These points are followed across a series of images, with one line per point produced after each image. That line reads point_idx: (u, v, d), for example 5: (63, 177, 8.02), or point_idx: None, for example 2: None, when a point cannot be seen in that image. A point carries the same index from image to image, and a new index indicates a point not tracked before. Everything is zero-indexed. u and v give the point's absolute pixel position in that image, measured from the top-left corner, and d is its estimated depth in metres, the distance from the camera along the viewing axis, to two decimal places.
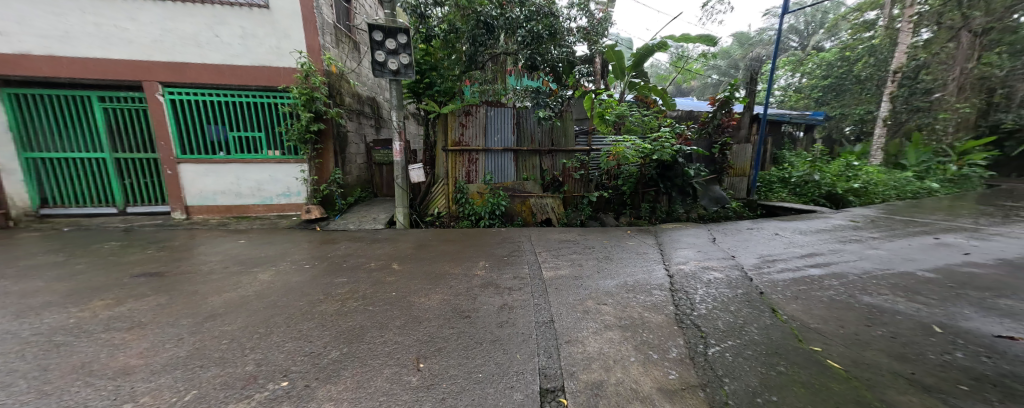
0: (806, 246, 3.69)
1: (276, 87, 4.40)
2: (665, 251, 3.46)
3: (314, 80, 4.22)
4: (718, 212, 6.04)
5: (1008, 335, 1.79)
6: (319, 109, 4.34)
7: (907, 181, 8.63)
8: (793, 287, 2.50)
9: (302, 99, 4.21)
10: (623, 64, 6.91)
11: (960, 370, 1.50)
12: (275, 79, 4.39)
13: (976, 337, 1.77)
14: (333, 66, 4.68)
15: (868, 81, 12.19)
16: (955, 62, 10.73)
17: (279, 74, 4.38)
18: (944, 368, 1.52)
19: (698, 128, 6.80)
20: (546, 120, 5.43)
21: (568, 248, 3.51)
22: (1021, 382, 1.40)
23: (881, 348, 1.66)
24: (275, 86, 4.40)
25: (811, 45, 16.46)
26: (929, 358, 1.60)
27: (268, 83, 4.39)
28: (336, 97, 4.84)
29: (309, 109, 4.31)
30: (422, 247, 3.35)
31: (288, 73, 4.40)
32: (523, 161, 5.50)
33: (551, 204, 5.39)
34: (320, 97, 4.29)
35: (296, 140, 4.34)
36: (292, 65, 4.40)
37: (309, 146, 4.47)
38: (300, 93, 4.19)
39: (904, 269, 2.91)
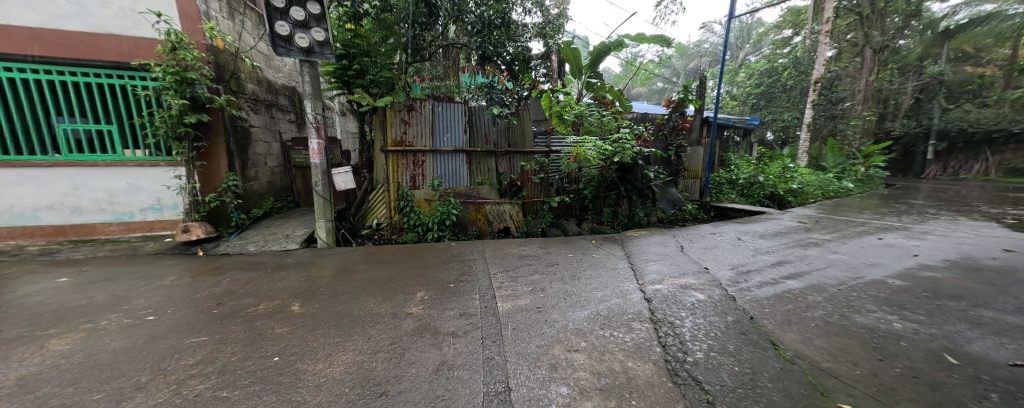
0: (772, 252, 3.55)
1: (131, 64, 3.41)
2: (636, 265, 3.08)
3: (186, 56, 3.21)
4: (675, 214, 5.99)
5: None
6: (199, 95, 3.39)
7: (830, 182, 9.46)
8: (779, 308, 2.20)
9: (170, 81, 3.18)
10: (580, 63, 6.69)
11: None
12: (127, 52, 3.40)
13: (1000, 368, 1.51)
14: (221, 40, 3.75)
15: (793, 90, 13.51)
16: (861, 75, 12.13)
17: (133, 45, 3.39)
18: None
19: (654, 129, 6.64)
20: (502, 119, 4.93)
21: (529, 266, 2.97)
22: None
23: (914, 397, 1.33)
24: (129, 62, 3.41)
25: (742, 58, 17.99)
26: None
27: (119, 58, 3.38)
28: (228, 82, 3.90)
29: (181, 94, 3.29)
30: (343, 273, 2.61)
31: (150, 46, 3.45)
32: (478, 164, 4.93)
33: (509, 210, 4.88)
34: (197, 78, 3.30)
35: (165, 136, 3.32)
36: (155, 36, 3.46)
37: (186, 143, 3.44)
38: (167, 72, 3.16)
39: (874, 277, 2.78)
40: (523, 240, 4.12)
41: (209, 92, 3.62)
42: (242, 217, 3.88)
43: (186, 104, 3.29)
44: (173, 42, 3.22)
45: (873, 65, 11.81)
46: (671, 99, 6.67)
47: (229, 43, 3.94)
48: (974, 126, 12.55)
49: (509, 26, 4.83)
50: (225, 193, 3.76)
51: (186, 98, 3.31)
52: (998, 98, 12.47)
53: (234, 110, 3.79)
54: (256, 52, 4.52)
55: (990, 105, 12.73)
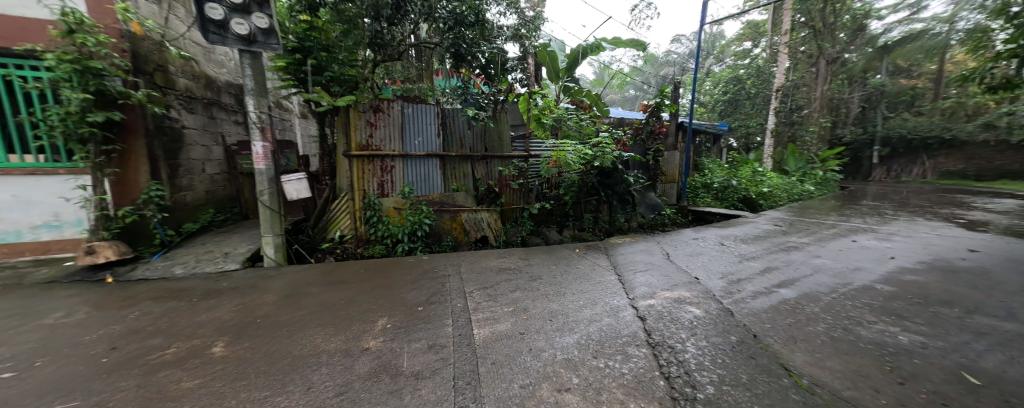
0: (757, 259, 3.55)
1: (15, 50, 2.95)
2: (623, 277, 2.89)
3: (87, 40, 2.76)
4: (655, 219, 5.99)
5: None
6: (109, 89, 2.91)
7: (794, 185, 9.84)
8: (779, 322, 2.08)
9: (65, 69, 2.71)
10: (556, 67, 6.54)
11: None
12: (10, 35, 2.96)
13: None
14: (138, 25, 3.25)
15: (756, 98, 14.11)
16: (817, 84, 12.87)
17: (18, 26, 2.97)
18: None
19: (632, 134, 6.56)
20: (478, 122, 4.67)
21: (511, 281, 2.70)
22: None
23: None
24: (10, 47, 2.94)
25: (707, 68, 18.78)
26: None
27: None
28: (151, 75, 3.40)
29: (83, 85, 2.82)
30: (289, 296, 2.17)
31: (39, 28, 3.03)
32: (453, 170, 4.62)
33: (487, 218, 4.60)
34: (102, 67, 2.83)
35: (62, 136, 2.83)
36: (48, 17, 3.05)
37: (91, 147, 2.96)
38: (61, 59, 2.70)
39: (863, 283, 2.81)
40: (503, 251, 3.85)
41: (124, 86, 3.12)
42: (169, 233, 3.39)
43: (88, 99, 2.81)
44: (69, 24, 2.78)
45: (827, 75, 12.58)
46: (648, 104, 6.67)
47: (150, 29, 3.44)
48: (913, 132, 13.68)
49: (484, 25, 4.64)
50: (146, 205, 3.25)
51: (90, 91, 2.85)
52: (932, 107, 13.70)
53: (157, 107, 3.30)
54: (188, 42, 4.01)
55: (926, 113, 13.95)
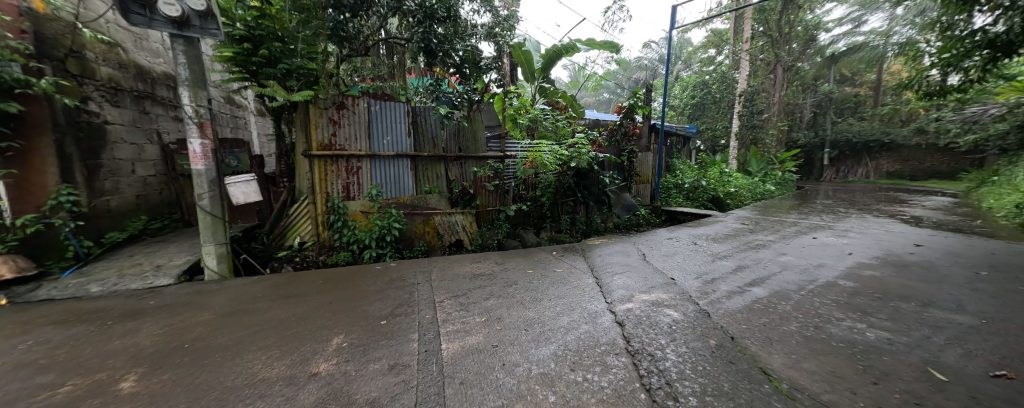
0: (729, 257, 3.65)
1: None
2: (601, 279, 2.84)
3: None
4: (631, 219, 6.07)
5: (996, 372, 1.57)
6: (4, 75, 2.53)
7: (757, 185, 10.35)
8: (755, 322, 2.12)
9: None
10: (531, 66, 6.49)
11: None
12: None
13: (986, 381, 1.49)
14: (42, 2, 2.88)
15: (721, 102, 14.75)
16: (775, 90, 13.66)
17: None
18: None
19: (607, 135, 6.62)
20: (451, 121, 4.51)
21: (486, 288, 2.55)
22: None
23: None
24: None
25: (675, 73, 19.48)
26: None
27: None
28: (62, 62, 3.06)
29: None
30: (228, 315, 1.89)
31: None
32: (426, 171, 4.41)
33: (462, 221, 4.38)
34: None
35: None
36: None
37: None
38: None
39: (827, 279, 2.99)
40: (480, 255, 3.72)
41: (25, 72, 2.76)
42: (85, 245, 3.03)
43: None
44: None
45: (784, 81, 13.39)
46: (622, 105, 6.75)
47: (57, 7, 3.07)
48: (858, 136, 14.85)
49: (456, 21, 4.50)
50: (55, 212, 2.90)
51: None
52: (873, 113, 14.95)
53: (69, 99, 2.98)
54: (110, 24, 3.63)
55: (868, 119, 15.21)
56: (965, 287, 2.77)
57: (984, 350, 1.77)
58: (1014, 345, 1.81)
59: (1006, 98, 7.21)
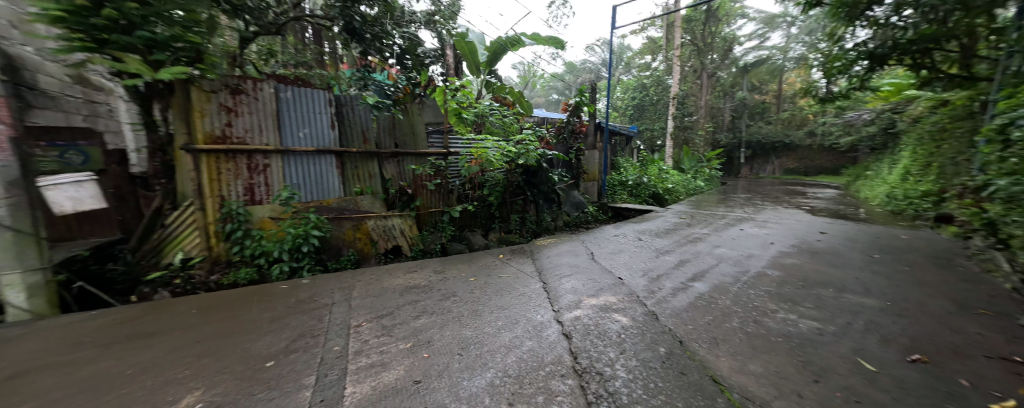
0: (670, 252, 3.81)
1: None
2: (549, 284, 2.69)
3: None
4: (580, 217, 6.13)
5: (911, 357, 1.81)
6: None
7: (689, 181, 11.21)
8: (701, 321, 2.16)
9: None
10: (476, 59, 6.16)
11: None
12: None
13: (906, 367, 1.72)
14: None
15: (658, 104, 15.81)
16: (702, 94, 14.99)
17: None
18: None
19: (555, 133, 6.54)
20: (384, 114, 4.04)
21: (419, 303, 2.20)
22: None
23: None
24: None
25: (616, 76, 20.49)
26: None
27: None
28: None
29: None
30: (28, 374, 1.34)
31: None
32: (355, 169, 3.86)
33: (400, 225, 3.89)
34: None
35: None
36: None
37: None
38: None
39: (757, 269, 3.25)
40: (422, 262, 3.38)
41: None
42: None
43: None
44: None
45: (709, 87, 14.73)
46: (569, 102, 6.73)
47: None
48: (767, 137, 16.96)
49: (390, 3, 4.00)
50: None
51: None
52: (778, 117, 17.20)
53: None
54: None
55: (774, 122, 17.50)
56: (865, 271, 3.23)
57: (896, 336, 2.05)
58: (917, 325, 2.21)
59: (875, 106, 8.68)
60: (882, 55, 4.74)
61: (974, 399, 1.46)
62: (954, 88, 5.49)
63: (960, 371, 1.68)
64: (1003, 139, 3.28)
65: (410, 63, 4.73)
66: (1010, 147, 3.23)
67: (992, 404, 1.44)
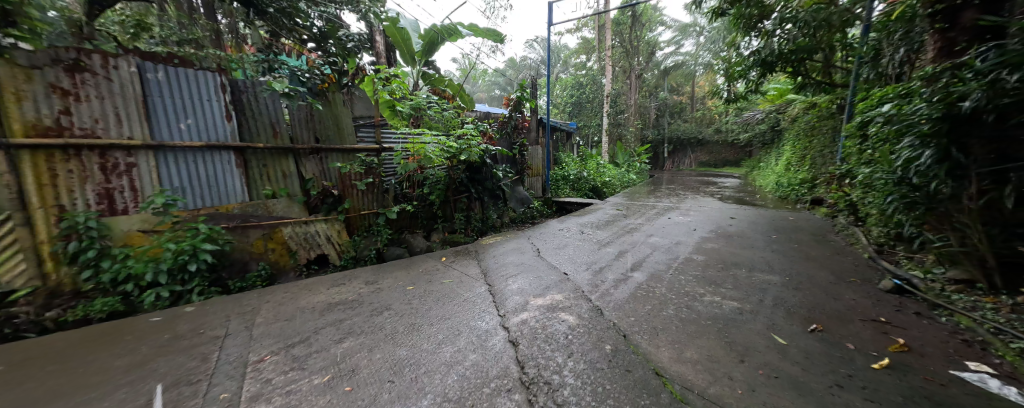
0: (611, 244, 3.94)
1: None
2: (494, 287, 2.56)
3: None
4: (525, 212, 6.13)
5: (809, 327, 2.06)
6: None
7: (623, 174, 12.01)
8: (641, 311, 2.23)
9: None
10: (410, 47, 5.72)
11: (852, 391, 1.46)
12: None
13: (808, 338, 1.93)
14: None
15: (593, 102, 16.65)
16: (631, 94, 16.16)
17: None
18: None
19: (497, 127, 6.38)
20: (299, 103, 3.46)
21: (343, 323, 1.88)
22: (881, 394, 1.44)
23: (792, 400, 1.39)
24: None
25: (555, 74, 21.11)
26: (825, 398, 1.41)
27: None
28: None
29: None
30: None
31: None
32: (263, 168, 3.25)
33: (324, 231, 3.42)
34: None
35: None
36: None
37: None
38: None
39: (685, 255, 3.51)
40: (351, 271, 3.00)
41: None
42: None
43: None
44: None
45: (637, 87, 15.92)
46: (510, 97, 6.62)
47: None
48: (685, 134, 18.96)
49: None
50: None
51: None
52: (693, 116, 19.32)
53: None
54: None
55: (690, 121, 19.66)
56: (768, 251, 3.69)
57: (797, 309, 2.32)
58: (811, 297, 2.53)
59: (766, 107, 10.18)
60: (766, 60, 5.53)
61: (860, 361, 1.70)
62: (816, 93, 6.64)
63: (846, 336, 1.96)
64: (860, 134, 3.99)
65: (331, 48, 4.16)
66: (865, 141, 3.93)
67: (872, 364, 1.67)
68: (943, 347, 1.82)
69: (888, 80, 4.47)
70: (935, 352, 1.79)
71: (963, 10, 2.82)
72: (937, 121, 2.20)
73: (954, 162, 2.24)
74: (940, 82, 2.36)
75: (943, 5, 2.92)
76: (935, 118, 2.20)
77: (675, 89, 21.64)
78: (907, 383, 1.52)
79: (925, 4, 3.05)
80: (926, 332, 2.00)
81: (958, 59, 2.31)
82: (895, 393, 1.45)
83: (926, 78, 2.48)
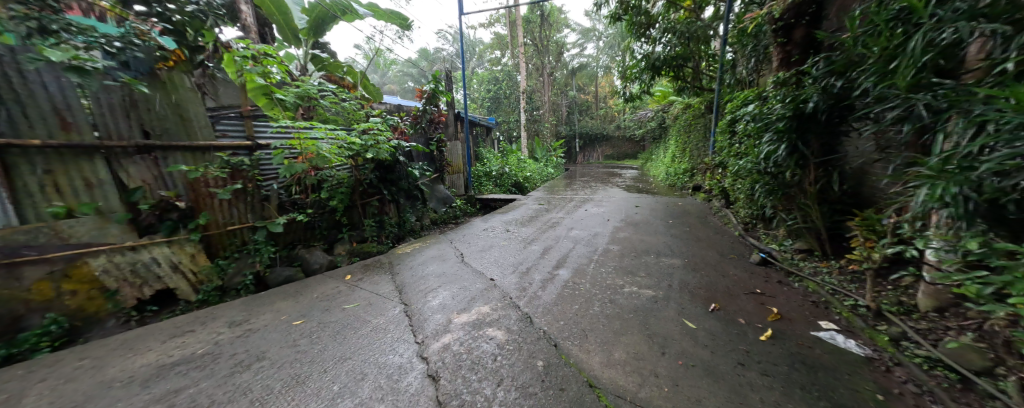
0: (536, 241, 3.91)
1: None
2: (411, 306, 2.23)
3: None
4: (446, 212, 5.78)
5: (709, 307, 2.27)
6: None
7: (543, 169, 12.43)
8: (568, 312, 2.19)
9: None
10: (291, 22, 4.80)
11: (752, 367, 1.60)
12: None
13: (710, 318, 2.12)
14: None
15: (510, 98, 16.86)
16: (545, 91, 16.82)
17: None
18: (751, 388, 1.45)
19: (411, 121, 5.83)
20: (107, 83, 2.45)
21: (180, 394, 1.35)
22: (772, 366, 1.61)
23: (709, 389, 1.45)
24: None
25: (471, 68, 20.74)
26: (733, 379, 1.51)
27: None
28: None
29: None
30: None
31: None
32: (44, 177, 2.22)
33: (167, 259, 2.59)
34: None
35: None
36: None
37: None
38: None
39: (603, 246, 3.67)
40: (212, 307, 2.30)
41: None
42: None
43: None
44: None
45: (550, 84, 16.64)
46: (423, 88, 6.10)
47: None
48: (593, 130, 20.65)
49: None
50: None
51: None
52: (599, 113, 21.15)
53: None
54: None
55: (596, 118, 21.49)
56: (668, 235, 4.12)
57: (697, 290, 2.57)
58: (706, 277, 2.84)
59: (656, 106, 11.63)
60: (654, 64, 6.23)
61: (751, 335, 1.91)
62: (691, 96, 7.79)
63: (737, 312, 2.21)
64: (728, 131, 4.73)
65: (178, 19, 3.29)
66: (732, 136, 4.68)
67: (761, 336, 1.89)
68: (802, 310, 2.19)
69: (743, 86, 5.41)
70: (798, 316, 2.12)
71: (795, 28, 3.49)
72: (787, 119, 2.62)
73: (799, 154, 2.71)
74: (788, 87, 2.83)
75: (782, 22, 3.56)
76: (788, 117, 2.62)
77: (582, 88, 23.37)
78: (787, 350, 1.74)
79: (769, 22, 3.71)
80: (789, 298, 2.39)
81: (800, 67, 2.80)
82: (780, 363, 1.64)
83: (778, 83, 2.97)
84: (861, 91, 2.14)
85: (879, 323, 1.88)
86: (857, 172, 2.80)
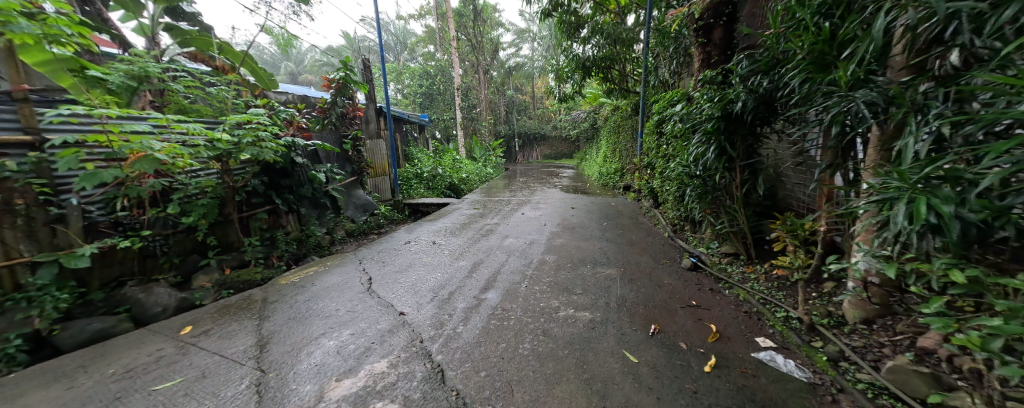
0: (464, 255, 3.41)
1: None
2: (270, 373, 1.57)
3: None
4: (365, 222, 4.96)
5: (649, 330, 2.02)
6: None
7: (481, 169, 11.92)
8: (491, 356, 1.75)
9: None
10: None
11: None
12: None
13: (651, 345, 1.86)
14: None
15: (445, 94, 15.98)
16: (481, 89, 16.38)
17: None
18: None
19: (316, 115, 4.85)
20: None
21: None
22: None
23: None
24: None
25: (401, 62, 19.31)
26: None
27: None
28: None
29: None
30: None
31: None
32: None
33: None
34: None
35: None
36: None
37: None
38: None
39: (537, 258, 3.32)
40: None
41: None
42: None
43: None
44: None
45: (485, 83, 16.22)
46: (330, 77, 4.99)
47: None
48: (532, 129, 20.76)
49: None
50: None
51: None
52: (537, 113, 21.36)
53: None
54: None
55: (534, 118, 21.66)
56: (604, 240, 3.94)
57: (635, 306, 2.33)
58: (642, 289, 2.64)
59: (589, 107, 11.97)
60: (584, 64, 6.18)
61: (695, 365, 1.67)
62: (619, 97, 8.00)
63: (677, 333, 1.99)
64: (656, 132, 4.77)
65: None
66: (660, 137, 4.73)
67: (705, 366, 1.66)
68: (738, 325, 2.05)
69: (665, 89, 5.58)
70: (736, 333, 1.97)
71: (715, 28, 3.54)
72: (716, 119, 2.53)
73: (726, 156, 2.64)
74: (714, 86, 2.75)
75: (702, 22, 3.58)
76: (716, 117, 2.53)
77: (519, 88, 23.44)
78: (733, 384, 1.52)
79: (690, 22, 3.69)
80: (723, 310, 2.26)
81: (724, 67, 2.73)
82: (731, 405, 1.39)
83: (705, 82, 2.88)
84: (787, 91, 2.05)
85: (814, 339, 1.78)
86: (775, 176, 2.85)
